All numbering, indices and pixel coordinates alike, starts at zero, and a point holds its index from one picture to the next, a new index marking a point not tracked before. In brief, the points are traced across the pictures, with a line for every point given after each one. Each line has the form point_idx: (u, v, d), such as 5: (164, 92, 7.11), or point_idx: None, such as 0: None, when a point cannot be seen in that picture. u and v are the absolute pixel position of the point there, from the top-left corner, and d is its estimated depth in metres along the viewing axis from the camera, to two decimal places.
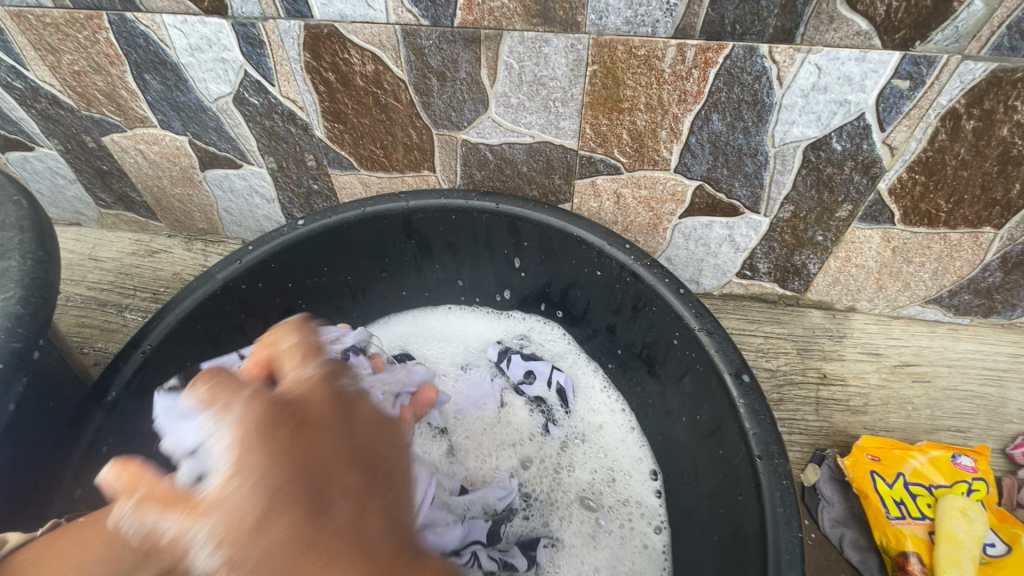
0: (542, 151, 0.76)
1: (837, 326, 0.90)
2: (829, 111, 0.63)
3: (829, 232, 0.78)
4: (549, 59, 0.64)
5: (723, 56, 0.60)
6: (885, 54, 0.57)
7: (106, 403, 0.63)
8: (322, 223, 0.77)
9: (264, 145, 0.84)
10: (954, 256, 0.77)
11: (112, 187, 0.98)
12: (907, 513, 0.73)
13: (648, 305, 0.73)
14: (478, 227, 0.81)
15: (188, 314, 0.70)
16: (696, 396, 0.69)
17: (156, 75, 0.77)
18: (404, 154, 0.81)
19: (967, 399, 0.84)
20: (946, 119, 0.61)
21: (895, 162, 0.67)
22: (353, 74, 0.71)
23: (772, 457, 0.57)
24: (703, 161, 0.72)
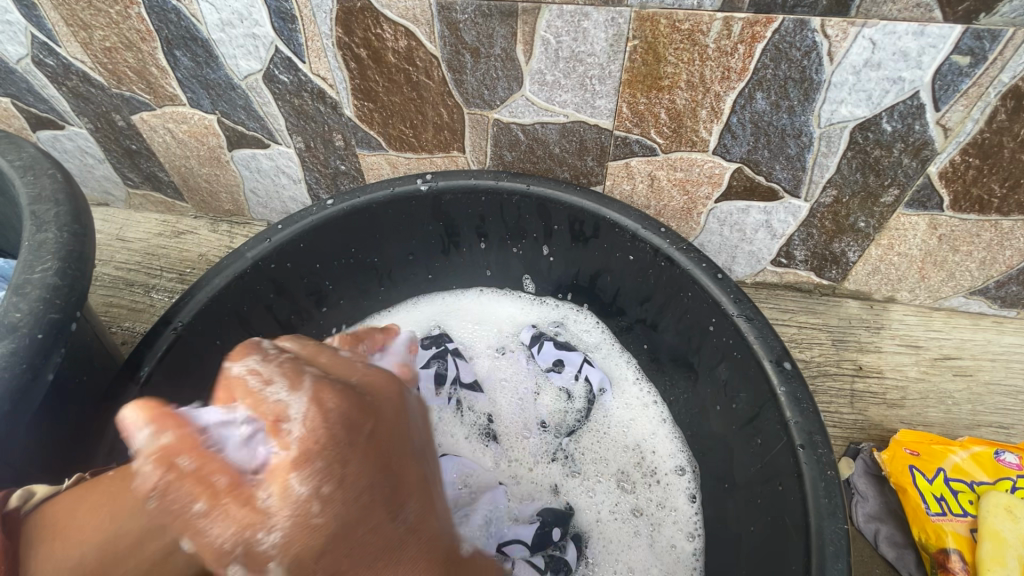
0: (575, 132, 0.74)
1: (875, 318, 0.87)
2: (881, 89, 0.60)
3: (871, 219, 0.75)
4: (588, 34, 0.63)
5: (771, 31, 0.58)
6: (946, 27, 0.54)
7: (139, 378, 0.63)
8: (351, 203, 0.76)
9: (293, 124, 0.83)
10: (1004, 245, 0.74)
11: (140, 167, 0.98)
12: (949, 510, 0.71)
13: (682, 291, 0.71)
14: (508, 210, 0.80)
15: (219, 292, 0.70)
16: (732, 384, 0.67)
17: (186, 51, 0.76)
18: (434, 134, 0.79)
19: (1010, 394, 0.82)
20: (1008, 98, 0.58)
21: (948, 144, 0.64)
22: (384, 49, 0.70)
23: (815, 447, 0.55)
24: (743, 143, 0.70)
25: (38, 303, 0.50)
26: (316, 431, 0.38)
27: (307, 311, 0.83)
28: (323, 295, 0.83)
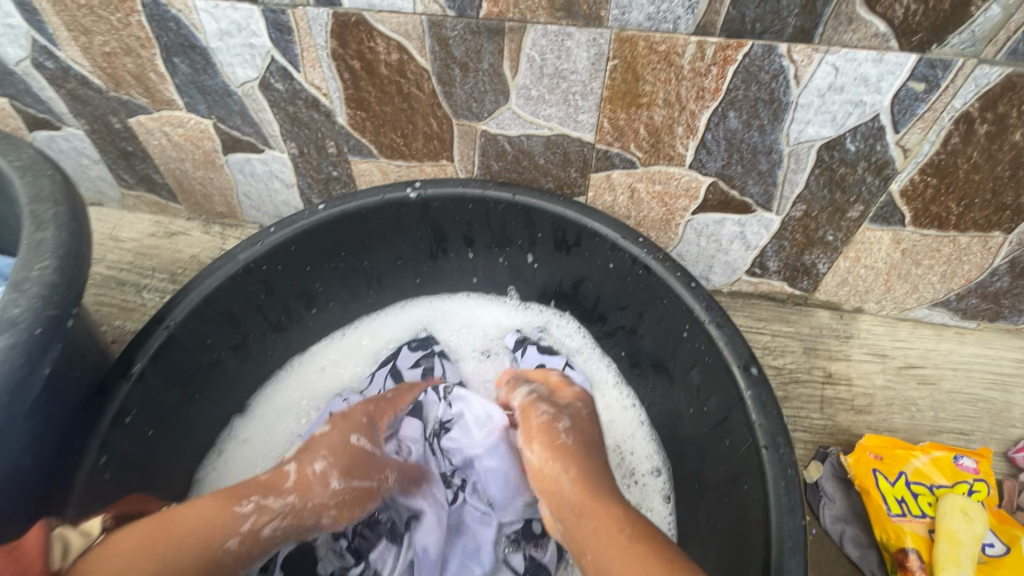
0: (559, 144, 0.77)
1: (844, 327, 0.91)
2: (844, 111, 0.64)
3: (839, 232, 0.79)
4: (571, 52, 0.66)
5: (742, 55, 0.62)
6: (902, 56, 0.58)
7: (131, 374, 0.65)
8: (342, 209, 0.79)
9: (287, 130, 0.85)
10: (962, 260, 0.78)
11: (134, 168, 1.00)
12: (909, 511, 0.74)
13: (658, 299, 0.75)
14: (494, 217, 0.83)
15: (212, 292, 0.72)
16: (703, 388, 0.70)
17: (184, 59, 0.79)
18: (424, 143, 0.82)
19: (970, 401, 0.86)
20: (960, 122, 0.63)
21: (907, 163, 0.68)
22: (377, 62, 0.73)
23: (777, 448, 0.59)
24: (717, 158, 0.73)
25: (35, 299, 0.52)
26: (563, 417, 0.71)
27: (297, 312, 0.85)
28: (313, 297, 0.86)
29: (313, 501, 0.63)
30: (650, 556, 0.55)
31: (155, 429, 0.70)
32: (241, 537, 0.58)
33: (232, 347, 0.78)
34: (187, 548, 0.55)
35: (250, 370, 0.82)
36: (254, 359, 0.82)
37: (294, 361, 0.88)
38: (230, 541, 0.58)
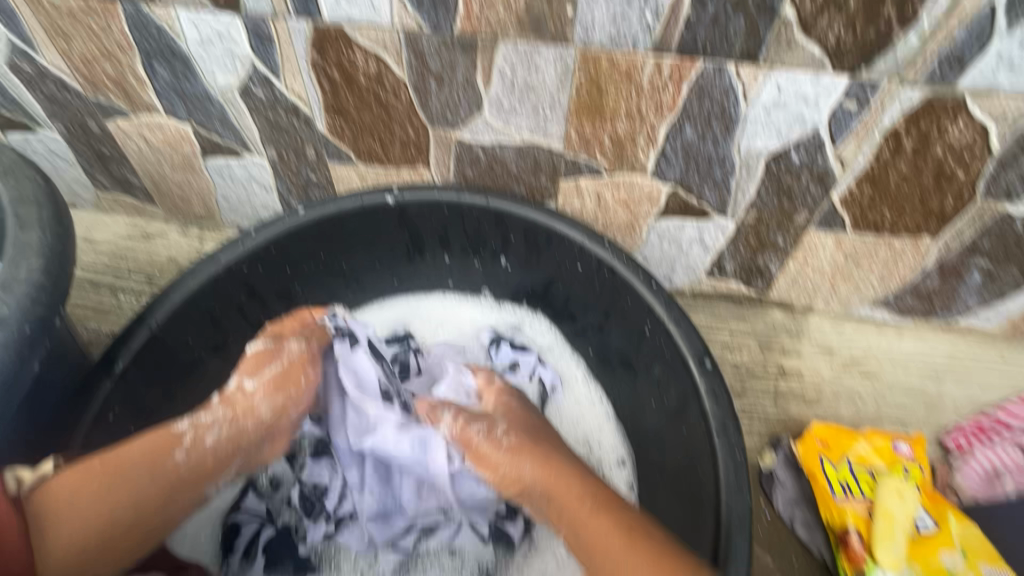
0: (530, 152, 0.82)
1: (796, 324, 0.97)
2: (788, 126, 0.71)
3: (788, 236, 0.85)
4: (540, 68, 0.71)
5: (696, 73, 0.68)
6: (836, 78, 0.65)
7: (114, 372, 0.67)
8: (322, 212, 0.82)
9: (266, 135, 0.88)
10: (898, 262, 0.85)
11: (111, 171, 1.01)
12: (851, 493, 0.81)
13: (623, 298, 0.80)
14: (468, 221, 0.87)
15: (194, 292, 0.74)
16: (664, 381, 0.76)
17: (165, 65, 0.80)
18: (401, 150, 0.86)
19: (908, 392, 0.93)
20: (889, 138, 0.70)
21: (845, 174, 0.75)
22: (355, 72, 0.76)
23: (727, 433, 0.64)
24: (676, 167, 0.79)
25: (25, 298, 0.54)
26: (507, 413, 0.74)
27: (277, 312, 0.87)
28: (292, 297, 0.88)
29: (245, 410, 0.68)
30: (613, 528, 0.60)
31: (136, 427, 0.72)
32: (185, 446, 0.63)
33: (213, 347, 0.80)
34: (133, 459, 0.60)
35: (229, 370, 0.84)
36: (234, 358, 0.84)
37: None
38: (177, 453, 0.63)
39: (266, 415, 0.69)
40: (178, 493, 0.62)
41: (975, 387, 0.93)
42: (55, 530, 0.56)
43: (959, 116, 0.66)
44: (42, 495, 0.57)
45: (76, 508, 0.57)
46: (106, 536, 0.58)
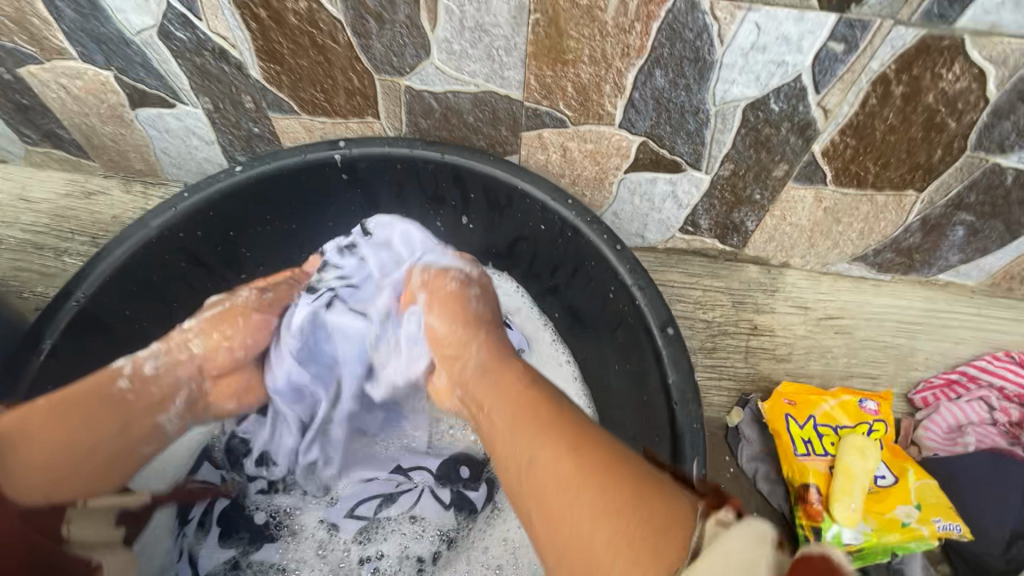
0: (487, 102, 0.74)
1: (771, 281, 0.94)
2: (767, 70, 0.64)
3: (766, 191, 0.80)
4: (490, 4, 0.62)
5: (665, 11, 0.60)
6: (822, 15, 0.57)
7: (41, 350, 0.63)
8: (262, 170, 0.75)
9: (197, 84, 0.79)
10: (879, 218, 0.81)
11: (36, 123, 0.92)
12: (813, 451, 0.81)
13: (587, 260, 0.76)
14: (424, 177, 0.81)
15: (124, 262, 0.69)
16: (627, 347, 0.73)
17: (68, 2, 0.71)
18: (347, 100, 0.78)
19: (879, 348, 0.92)
20: (878, 84, 0.63)
21: (828, 124, 0.69)
22: (284, 10, 0.67)
23: (687, 404, 0.62)
24: (646, 117, 0.72)
25: None
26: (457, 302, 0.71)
27: (224, 277, 0.82)
28: (239, 260, 0.83)
29: (178, 344, 0.68)
30: (554, 428, 0.52)
31: None
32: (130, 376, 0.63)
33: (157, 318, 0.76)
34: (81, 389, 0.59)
35: None
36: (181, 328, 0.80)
37: None
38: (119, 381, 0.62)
39: (211, 358, 0.70)
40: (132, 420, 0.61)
41: (948, 342, 0.92)
42: (19, 457, 0.53)
43: (955, 61, 0.59)
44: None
45: (28, 439, 0.54)
46: (78, 453, 0.56)
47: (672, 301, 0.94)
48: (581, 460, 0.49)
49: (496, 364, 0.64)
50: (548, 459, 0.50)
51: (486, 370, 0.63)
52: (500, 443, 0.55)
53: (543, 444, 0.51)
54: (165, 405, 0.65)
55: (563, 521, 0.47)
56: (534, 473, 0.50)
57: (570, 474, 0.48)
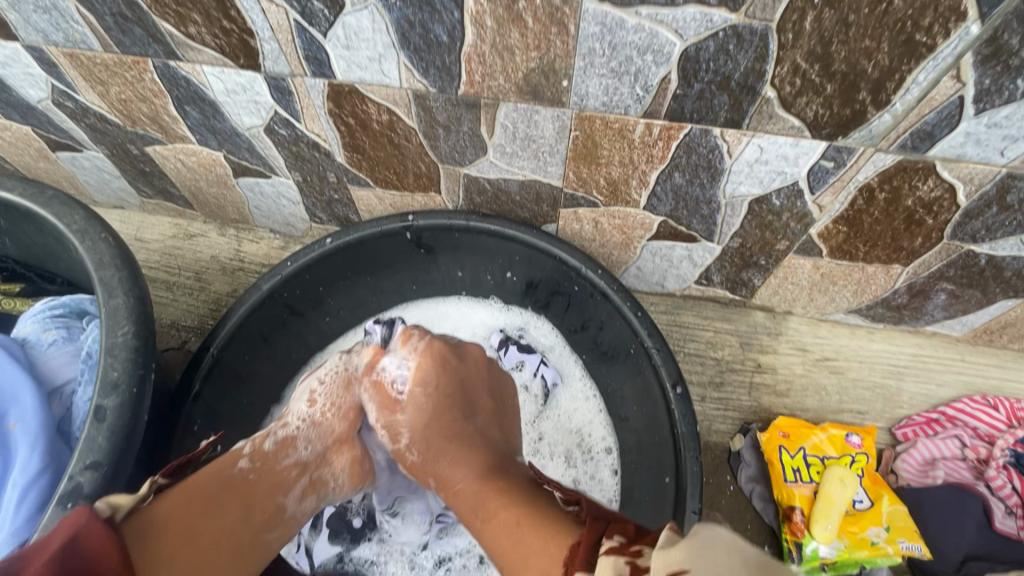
0: (532, 186, 0.89)
1: (775, 325, 1.08)
2: (769, 177, 0.76)
3: (770, 258, 0.93)
4: (538, 123, 0.76)
5: (683, 134, 0.72)
6: (813, 143, 0.69)
7: (192, 393, 0.82)
8: (347, 240, 0.92)
9: (291, 164, 0.96)
10: (870, 282, 0.93)
11: (153, 184, 1.11)
12: (800, 478, 0.96)
13: (613, 318, 0.91)
14: (477, 242, 0.97)
15: (245, 319, 0.88)
16: (644, 392, 0.89)
17: (195, 107, 0.87)
18: (414, 180, 0.93)
19: (869, 387, 1.05)
20: (864, 190, 0.75)
21: (823, 215, 0.81)
22: (369, 120, 0.82)
23: (691, 449, 0.78)
24: (666, 204, 0.85)
25: (128, 362, 0.67)
26: (423, 375, 0.87)
27: (314, 321, 1.01)
28: (325, 307, 1.01)
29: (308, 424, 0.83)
30: (516, 505, 0.68)
31: (216, 430, 0.89)
32: (245, 459, 0.74)
33: (265, 358, 0.95)
34: (207, 482, 0.68)
35: (281, 371, 1.00)
36: (283, 362, 0.99)
37: (315, 358, 1.05)
38: (239, 463, 0.73)
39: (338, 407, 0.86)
40: (224, 513, 0.66)
41: (932, 385, 1.04)
42: (164, 544, 0.58)
43: (929, 177, 0.71)
44: (149, 513, 0.60)
45: (181, 522, 0.61)
46: (208, 538, 0.62)
47: (687, 341, 1.08)
48: (539, 524, 0.62)
49: (452, 427, 0.83)
50: (524, 525, 0.63)
51: (428, 430, 0.83)
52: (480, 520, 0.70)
53: (510, 524, 0.64)
54: (282, 489, 0.74)
55: (498, 556, 0.64)
56: (514, 550, 0.61)
57: (534, 529, 0.61)
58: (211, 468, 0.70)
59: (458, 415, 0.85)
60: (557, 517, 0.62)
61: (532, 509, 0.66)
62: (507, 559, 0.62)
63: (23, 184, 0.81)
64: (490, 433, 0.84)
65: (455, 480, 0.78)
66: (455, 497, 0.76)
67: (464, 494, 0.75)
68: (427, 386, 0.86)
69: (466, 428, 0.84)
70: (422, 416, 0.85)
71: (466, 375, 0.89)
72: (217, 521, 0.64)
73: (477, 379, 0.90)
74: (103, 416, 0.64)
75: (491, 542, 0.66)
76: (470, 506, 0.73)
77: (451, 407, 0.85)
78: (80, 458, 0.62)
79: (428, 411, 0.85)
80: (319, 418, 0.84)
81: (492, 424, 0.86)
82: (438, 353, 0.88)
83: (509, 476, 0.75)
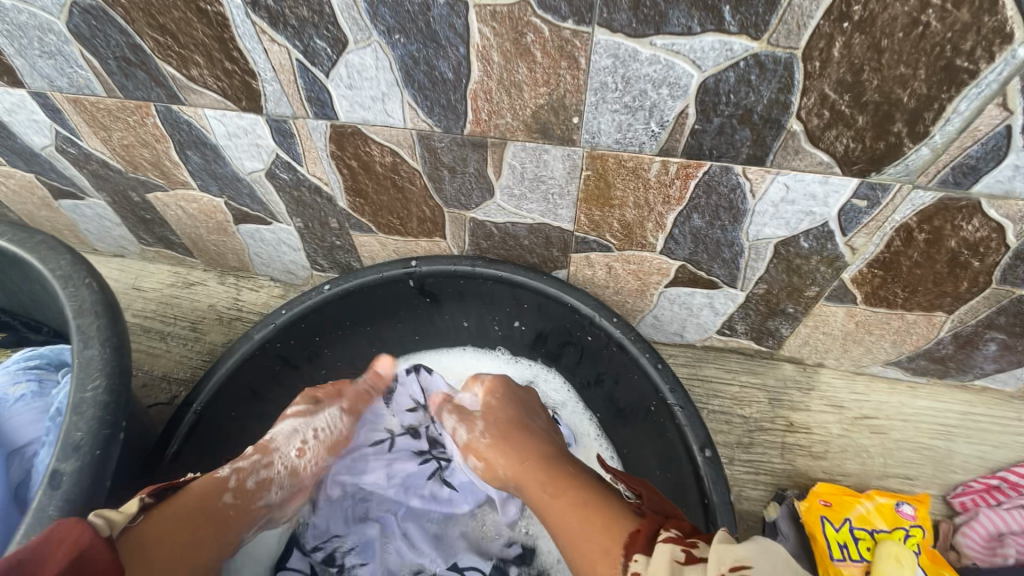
0: (541, 230, 0.84)
1: (806, 379, 0.99)
2: (796, 217, 0.71)
3: (799, 306, 0.86)
4: (548, 163, 0.72)
5: (702, 172, 0.68)
6: (844, 180, 0.64)
7: (170, 455, 0.75)
8: (346, 287, 0.87)
9: (292, 209, 0.93)
10: (911, 332, 0.85)
11: (153, 231, 1.08)
12: (849, 555, 0.84)
13: (630, 370, 0.83)
14: (483, 288, 0.91)
15: (233, 373, 0.81)
16: (667, 454, 0.80)
17: (197, 152, 0.86)
18: (418, 224, 0.89)
19: (917, 449, 0.95)
20: (901, 231, 0.69)
21: (856, 259, 0.75)
22: (372, 162, 0.79)
23: (726, 523, 0.69)
24: (685, 247, 0.80)
25: (94, 421, 0.61)
26: (493, 386, 0.88)
27: (309, 374, 0.94)
28: (322, 360, 0.94)
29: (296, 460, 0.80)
30: (577, 499, 0.65)
31: None
32: (232, 493, 0.72)
33: (254, 414, 0.88)
34: (190, 505, 0.67)
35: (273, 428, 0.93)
36: (275, 418, 0.93)
37: None
38: (225, 496, 0.71)
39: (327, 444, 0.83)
40: (202, 540, 0.66)
41: (987, 446, 0.94)
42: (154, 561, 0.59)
43: (973, 216, 0.65)
44: (134, 532, 0.60)
45: (166, 543, 0.61)
46: (183, 565, 0.62)
47: (711, 397, 1.00)
48: (606, 516, 0.62)
49: (516, 427, 0.81)
50: (584, 522, 0.61)
51: (494, 429, 0.81)
52: (545, 506, 0.68)
53: (574, 517, 0.63)
54: (250, 524, 0.74)
55: (568, 542, 0.62)
56: (580, 537, 0.60)
57: (602, 525, 0.60)
58: (198, 488, 0.69)
59: (522, 417, 0.83)
60: (614, 507, 0.63)
61: (598, 500, 0.64)
62: (573, 547, 0.61)
63: (12, 229, 0.78)
64: (550, 433, 0.82)
65: (519, 467, 0.74)
66: (531, 481, 0.72)
67: (528, 485, 0.72)
68: (498, 396, 0.86)
69: (530, 426, 0.82)
70: (492, 416, 0.83)
71: (527, 393, 0.89)
72: (194, 546, 0.64)
73: (532, 401, 0.88)
74: (58, 484, 0.57)
75: (561, 528, 0.63)
76: (543, 478, 0.71)
77: (518, 411, 0.84)
78: (26, 534, 0.54)
79: (496, 410, 0.84)
80: (301, 467, 0.80)
81: (550, 432, 0.82)
82: (500, 379, 0.89)
83: (581, 466, 0.72)
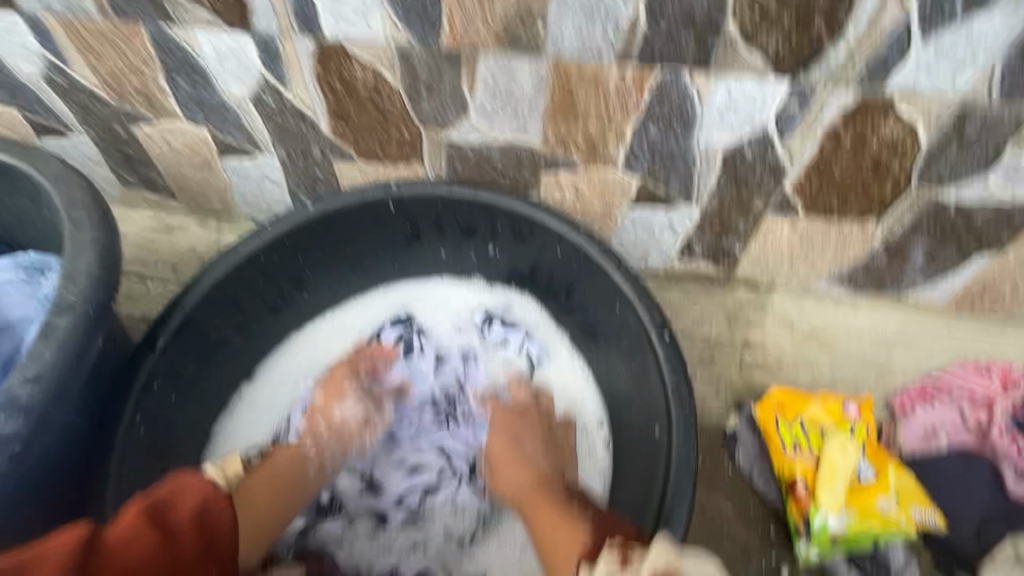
0: (513, 150, 0.91)
1: (760, 300, 1.07)
2: (740, 124, 0.79)
3: (749, 221, 0.94)
4: (517, 75, 0.79)
5: (655, 79, 0.76)
6: (778, 82, 0.73)
7: (156, 349, 0.79)
8: (328, 207, 0.91)
9: (276, 137, 0.97)
10: (848, 243, 0.94)
11: (137, 170, 1.11)
12: (800, 449, 0.91)
13: (597, 279, 0.89)
14: (459, 212, 0.96)
15: (219, 281, 0.85)
16: (632, 352, 0.86)
17: (185, 77, 0.90)
18: (397, 148, 0.95)
19: (860, 360, 1.03)
20: (830, 133, 0.78)
21: (794, 166, 0.83)
22: (354, 81, 0.85)
23: (681, 399, 0.75)
24: (644, 161, 0.88)
25: (86, 290, 0.66)
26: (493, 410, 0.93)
27: (292, 296, 0.98)
28: (304, 283, 0.98)
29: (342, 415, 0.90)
30: (557, 506, 0.75)
31: (179, 394, 0.85)
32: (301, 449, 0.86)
33: (237, 328, 0.92)
34: (277, 471, 0.81)
35: (256, 345, 0.97)
36: (259, 336, 0.96)
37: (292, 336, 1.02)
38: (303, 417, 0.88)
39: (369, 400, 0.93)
40: (290, 491, 0.82)
41: (922, 355, 1.03)
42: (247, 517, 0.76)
43: (889, 114, 0.74)
44: (248, 483, 0.78)
45: (269, 521, 0.79)
46: (293, 495, 0.83)
47: (674, 319, 1.07)
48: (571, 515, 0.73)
49: (511, 449, 0.86)
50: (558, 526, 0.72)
51: (493, 438, 0.88)
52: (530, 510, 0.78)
53: (547, 518, 0.74)
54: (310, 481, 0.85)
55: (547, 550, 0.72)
56: (554, 536, 0.71)
57: (568, 528, 0.71)
58: (283, 458, 0.83)
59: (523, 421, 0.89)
60: (578, 509, 0.73)
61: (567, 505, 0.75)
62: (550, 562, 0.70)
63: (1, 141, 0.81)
64: (541, 454, 0.85)
65: (512, 482, 0.83)
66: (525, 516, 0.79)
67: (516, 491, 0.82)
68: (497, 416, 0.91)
69: (522, 447, 0.86)
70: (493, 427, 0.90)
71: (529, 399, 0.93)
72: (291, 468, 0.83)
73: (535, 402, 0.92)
74: (53, 334, 0.64)
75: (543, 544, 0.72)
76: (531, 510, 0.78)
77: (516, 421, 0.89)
78: (24, 370, 0.63)
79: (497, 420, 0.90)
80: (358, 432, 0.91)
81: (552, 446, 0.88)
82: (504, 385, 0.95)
83: (561, 491, 0.78)
